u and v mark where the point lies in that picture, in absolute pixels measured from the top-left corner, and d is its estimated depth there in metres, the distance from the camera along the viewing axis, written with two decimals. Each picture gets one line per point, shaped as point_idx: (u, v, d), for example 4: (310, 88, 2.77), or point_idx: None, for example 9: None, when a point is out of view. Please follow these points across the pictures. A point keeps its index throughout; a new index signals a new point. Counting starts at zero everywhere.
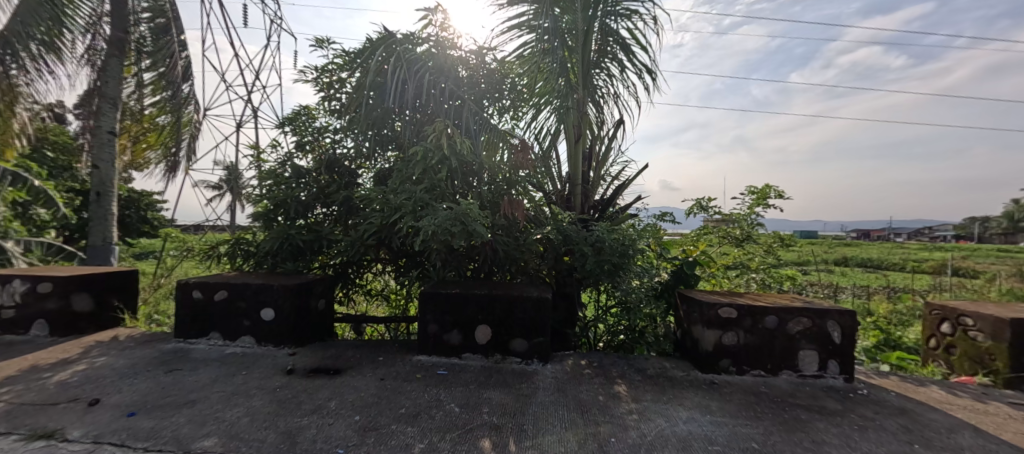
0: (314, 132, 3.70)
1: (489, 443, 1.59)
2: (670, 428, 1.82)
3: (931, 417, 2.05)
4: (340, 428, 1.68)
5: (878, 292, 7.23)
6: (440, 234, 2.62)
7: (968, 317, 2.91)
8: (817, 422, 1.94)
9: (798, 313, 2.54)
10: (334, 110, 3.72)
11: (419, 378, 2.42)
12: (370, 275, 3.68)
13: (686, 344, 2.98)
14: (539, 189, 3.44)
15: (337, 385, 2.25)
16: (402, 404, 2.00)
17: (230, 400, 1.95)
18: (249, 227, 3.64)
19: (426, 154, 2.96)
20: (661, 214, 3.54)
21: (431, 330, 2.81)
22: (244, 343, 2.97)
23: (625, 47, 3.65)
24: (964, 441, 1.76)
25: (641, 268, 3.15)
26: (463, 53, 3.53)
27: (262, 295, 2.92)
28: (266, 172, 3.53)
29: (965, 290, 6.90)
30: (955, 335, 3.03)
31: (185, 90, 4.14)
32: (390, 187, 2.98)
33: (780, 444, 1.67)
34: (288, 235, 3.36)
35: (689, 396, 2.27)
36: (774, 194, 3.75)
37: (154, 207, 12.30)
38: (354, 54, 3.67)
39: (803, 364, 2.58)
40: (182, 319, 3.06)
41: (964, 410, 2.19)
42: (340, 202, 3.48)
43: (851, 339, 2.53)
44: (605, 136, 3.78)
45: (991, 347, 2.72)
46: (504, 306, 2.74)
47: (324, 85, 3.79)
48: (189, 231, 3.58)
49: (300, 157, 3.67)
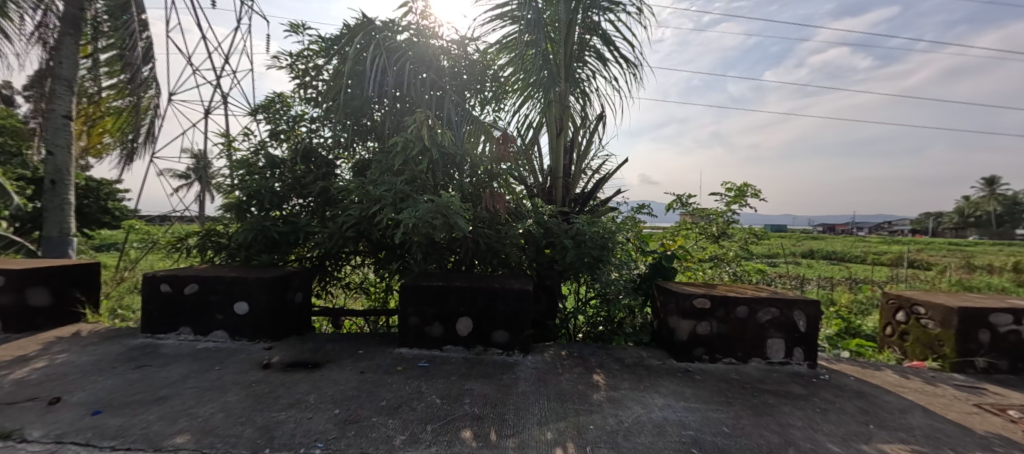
0: (289, 120, 3.59)
1: (470, 432, 1.62)
2: (647, 415, 1.89)
3: (886, 399, 2.21)
4: (320, 422, 1.66)
5: (841, 283, 7.65)
6: (422, 227, 2.60)
7: (920, 305, 3.13)
8: (783, 406, 2.06)
9: (767, 303, 2.68)
10: (310, 98, 3.60)
11: (401, 371, 2.41)
12: (348, 268, 3.62)
13: (662, 334, 3.08)
14: (520, 182, 3.47)
15: (316, 379, 2.22)
16: (383, 397, 1.99)
17: (204, 396, 1.90)
18: (220, 218, 3.50)
19: (407, 145, 2.90)
20: (639, 208, 3.62)
21: (413, 323, 2.81)
22: (217, 338, 2.88)
23: (608, 40, 3.68)
24: (915, 421, 1.91)
25: (620, 260, 3.22)
26: (444, 43, 3.48)
27: (237, 288, 2.84)
28: (238, 162, 3.42)
29: (920, 281, 7.36)
30: (909, 323, 3.26)
31: (146, 73, 3.89)
32: (370, 179, 2.94)
33: (748, 427, 1.76)
34: (263, 227, 3.26)
35: (665, 383, 2.36)
36: (750, 191, 3.88)
37: (114, 197, 11.48)
38: (330, 40, 3.56)
39: (771, 352, 2.72)
40: (150, 313, 2.94)
41: (916, 392, 2.36)
42: (317, 193, 3.38)
43: (815, 328, 2.68)
44: (588, 129, 3.81)
45: (940, 334, 2.93)
46: (485, 298, 2.75)
47: (299, 72, 3.66)
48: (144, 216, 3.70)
49: (274, 146, 3.56)
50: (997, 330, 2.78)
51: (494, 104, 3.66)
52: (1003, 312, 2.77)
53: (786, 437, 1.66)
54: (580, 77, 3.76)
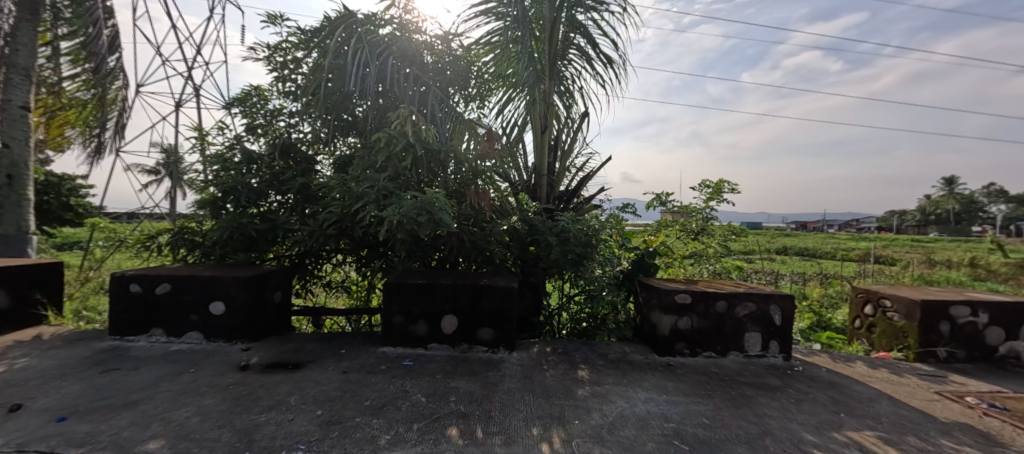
0: (267, 114, 3.48)
1: (456, 430, 1.62)
2: (630, 409, 1.93)
3: (855, 389, 2.32)
4: (302, 423, 1.63)
5: (812, 278, 7.97)
6: (406, 224, 2.57)
7: (887, 299, 3.30)
8: (760, 397, 2.13)
9: (744, 297, 2.77)
10: (288, 91, 3.50)
11: (385, 370, 2.39)
12: (330, 266, 3.54)
13: (645, 329, 3.14)
14: (505, 179, 3.46)
15: (297, 379, 2.17)
16: (368, 397, 1.97)
17: (178, 400, 1.83)
18: (193, 215, 3.37)
19: (391, 141, 2.86)
20: (623, 206, 3.66)
21: (397, 321, 2.78)
22: (192, 339, 2.78)
23: (592, 39, 3.71)
24: (881, 409, 2.01)
25: (603, 257, 3.26)
26: (428, 37, 3.43)
27: (213, 288, 2.74)
28: (212, 157, 3.30)
29: (885, 276, 7.73)
30: (876, 316, 3.42)
31: (112, 63, 3.70)
32: (352, 175, 2.88)
33: (727, 418, 1.82)
34: (240, 224, 3.15)
35: (648, 377, 2.42)
36: (727, 188, 3.99)
37: (77, 193, 10.91)
38: (310, 32, 3.46)
39: (748, 345, 2.81)
40: (119, 315, 2.81)
41: (882, 381, 2.49)
42: (296, 190, 3.29)
43: (790, 322, 2.79)
44: (572, 128, 3.83)
45: (904, 326, 3.10)
46: (470, 296, 2.74)
47: (277, 65, 3.55)
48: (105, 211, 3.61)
49: (251, 141, 3.45)
50: (956, 322, 2.95)
51: (479, 101, 3.64)
52: (961, 305, 2.95)
53: (762, 427, 1.73)
54: (564, 75, 3.77)
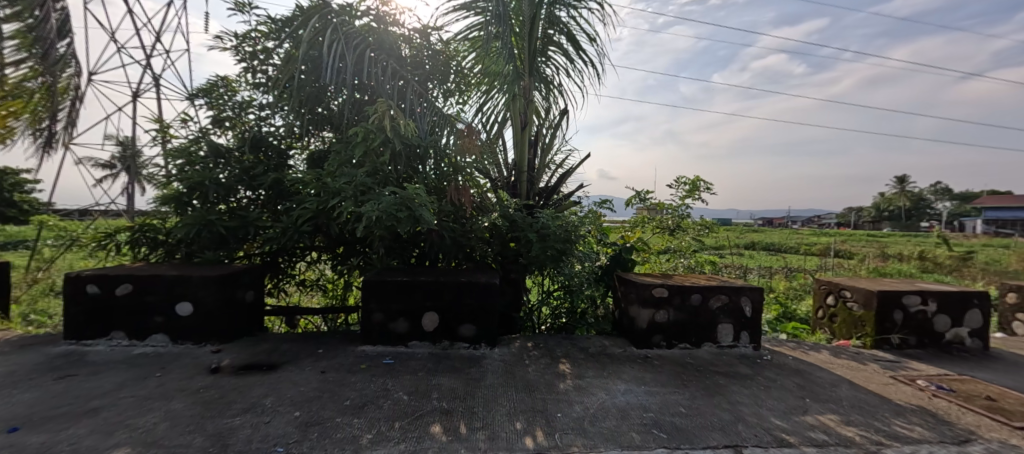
0: (235, 106, 3.32)
1: (439, 427, 1.61)
2: (611, 400, 1.97)
3: (819, 375, 2.46)
4: (279, 425, 1.58)
5: (778, 271, 8.37)
6: (386, 220, 2.52)
7: (846, 290, 3.51)
8: (732, 385, 2.23)
9: (717, 290, 2.88)
10: (258, 83, 3.35)
11: (365, 369, 2.34)
12: (304, 264, 3.43)
13: (624, 323, 3.21)
14: (485, 175, 3.44)
15: (273, 381, 2.10)
16: (347, 396, 1.93)
17: (144, 405, 1.74)
18: (156, 212, 3.19)
19: (368, 135, 2.79)
20: (601, 202, 3.73)
21: (376, 319, 2.73)
22: (157, 342, 2.64)
23: (571, 36, 3.73)
24: (843, 393, 2.14)
25: (583, 253, 3.31)
26: (406, 30, 3.36)
27: (179, 287, 2.61)
28: (176, 150, 3.12)
29: (844, 269, 8.20)
30: (837, 306, 3.63)
31: (63, 50, 3.44)
32: (328, 170, 2.80)
33: (703, 406, 1.90)
34: (209, 220, 2.99)
35: (627, 370, 2.48)
36: (703, 186, 4.12)
37: None
38: (281, 22, 3.33)
39: (721, 336, 2.93)
40: (75, 317, 2.62)
41: (842, 368, 2.65)
42: (268, 185, 3.16)
43: (759, 313, 2.92)
44: (551, 125, 3.85)
45: (862, 315, 3.30)
46: (452, 292, 2.73)
47: (246, 55, 3.40)
48: (55, 208, 3.35)
49: (217, 134, 3.29)
50: (908, 310, 3.18)
51: (458, 96, 3.60)
52: (912, 294, 3.17)
53: (735, 414, 1.81)
54: (544, 72, 3.78)
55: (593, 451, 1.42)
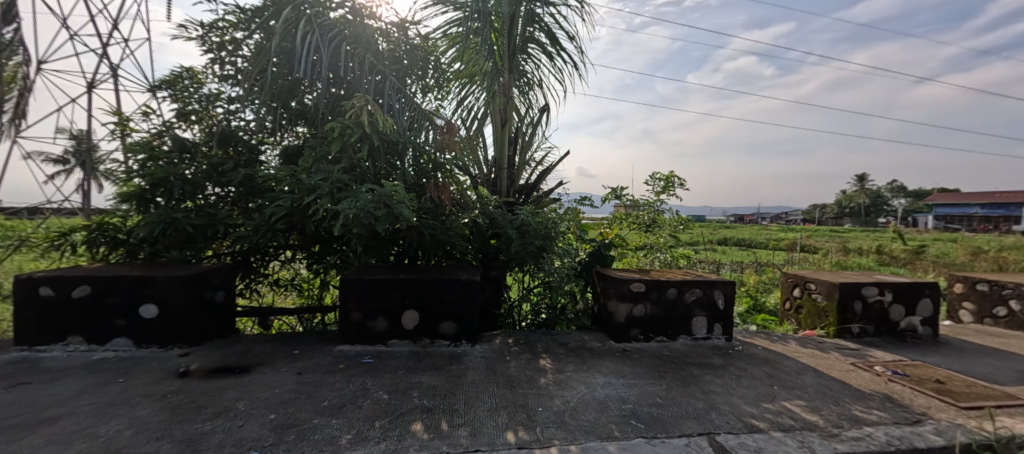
0: (201, 99, 3.17)
1: (420, 425, 1.60)
2: (590, 393, 2.02)
3: (786, 364, 2.59)
4: (254, 429, 1.54)
5: (749, 266, 8.72)
6: (363, 218, 2.48)
7: (811, 282, 3.70)
8: (706, 376, 2.32)
9: (691, 284, 2.98)
10: (227, 75, 3.22)
11: (343, 369, 2.30)
12: (278, 263, 3.33)
13: (603, 318, 3.27)
14: (465, 172, 3.43)
15: (246, 383, 2.03)
16: (325, 397, 1.89)
17: (105, 413, 1.65)
18: (115, 210, 3.00)
19: (345, 131, 2.73)
20: (580, 199, 3.78)
21: (354, 318, 2.68)
22: (119, 346, 2.51)
23: (551, 34, 3.75)
24: (807, 381, 2.26)
25: (562, 249, 3.34)
26: (383, 24, 3.29)
27: (143, 289, 2.48)
28: (137, 145, 2.95)
29: (809, 263, 8.61)
30: (802, 298, 3.83)
31: (8, 35, 3.19)
32: (302, 166, 2.72)
33: (678, 396, 1.97)
34: (175, 218, 2.86)
35: (606, 363, 2.53)
36: (676, 182, 4.24)
37: None
38: (251, 11, 3.19)
39: (695, 328, 3.03)
40: (26, 322, 2.46)
41: (807, 356, 2.80)
42: (239, 182, 3.04)
43: (731, 305, 3.04)
44: (531, 122, 3.86)
45: (826, 306, 3.49)
46: (432, 290, 2.71)
47: (213, 45, 3.25)
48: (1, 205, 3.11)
49: (183, 128, 3.13)
50: (866, 300, 3.38)
51: (437, 92, 3.57)
52: (870, 286, 3.37)
53: (708, 402, 1.89)
54: (524, 69, 3.79)
55: (574, 443, 1.45)
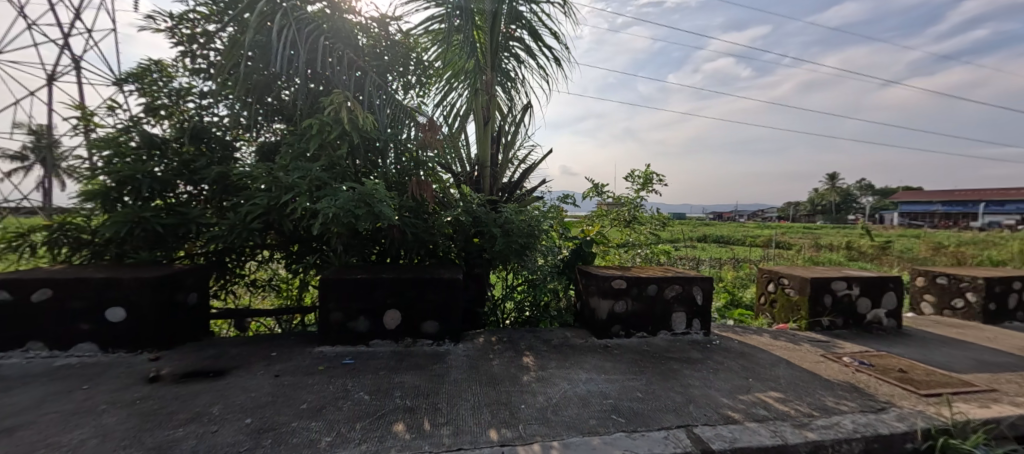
0: (171, 94, 3.04)
1: (402, 425, 1.60)
2: (572, 389, 2.04)
3: (760, 357, 2.68)
4: (229, 434, 1.50)
5: (727, 262, 8.96)
6: (343, 216, 2.44)
7: (784, 278, 3.83)
8: (685, 370, 2.38)
9: (671, 281, 3.05)
10: (198, 69, 3.10)
11: (323, 370, 2.26)
12: (254, 264, 3.24)
13: (585, 315, 3.31)
14: (448, 170, 3.40)
15: (221, 388, 1.98)
16: (305, 399, 1.86)
17: (69, 421, 1.58)
18: (78, 209, 2.85)
19: (324, 128, 2.67)
20: (563, 197, 3.81)
21: (334, 319, 2.64)
22: (83, 351, 2.40)
23: (533, 32, 3.75)
24: (780, 373, 2.35)
25: (546, 247, 3.35)
26: (363, 19, 3.23)
27: (109, 291, 2.38)
28: (102, 140, 2.81)
29: (783, 259, 8.92)
30: (776, 292, 3.97)
31: None
32: (279, 164, 2.65)
33: (657, 390, 2.01)
34: (144, 218, 2.74)
35: (588, 359, 2.57)
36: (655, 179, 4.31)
37: None
38: (224, 3, 3.08)
39: (674, 324, 3.11)
40: None
41: (781, 349, 2.90)
42: (212, 180, 2.94)
43: (709, 301, 3.13)
44: (514, 120, 3.86)
45: (798, 300, 3.63)
46: (414, 289, 2.69)
47: (183, 38, 3.12)
48: None
49: (151, 123, 3.01)
50: (836, 294, 3.53)
51: (419, 89, 3.53)
52: (839, 280, 3.52)
53: (686, 395, 1.94)
54: (506, 67, 3.78)
55: (556, 439, 1.47)
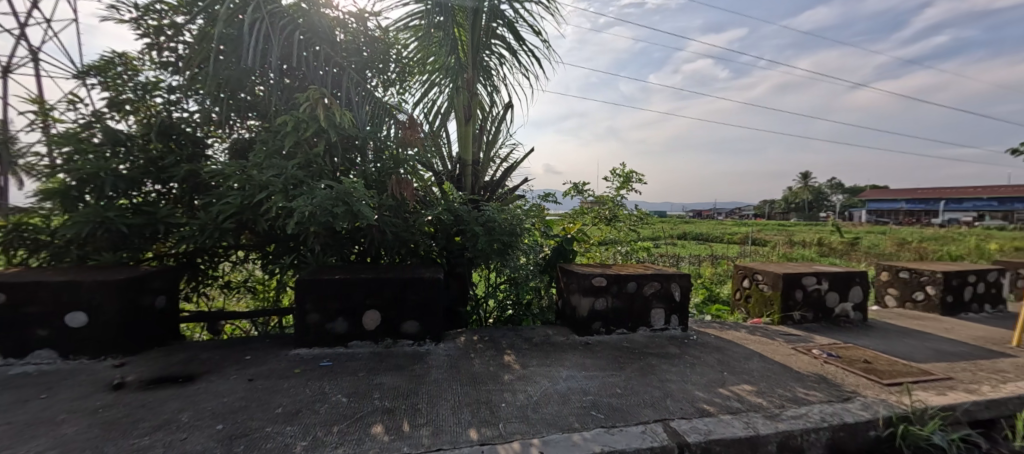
0: (137, 88, 2.91)
1: (380, 427, 1.58)
2: (552, 387, 2.06)
3: (735, 351, 2.77)
4: (198, 441, 1.45)
5: (705, 258, 9.18)
6: (320, 216, 2.39)
7: (758, 273, 3.96)
8: (663, 365, 2.43)
9: (650, 278, 3.11)
10: (166, 62, 2.97)
11: (299, 373, 2.22)
12: (228, 265, 3.14)
13: (567, 313, 3.34)
14: (429, 169, 3.37)
15: (191, 393, 1.91)
16: (280, 403, 1.82)
17: (23, 433, 1.50)
18: (36, 208, 2.66)
19: (299, 125, 2.60)
20: (545, 195, 3.83)
21: (312, 320, 2.59)
22: (42, 358, 2.29)
23: (515, 30, 3.75)
24: (753, 366, 2.43)
25: (528, 246, 3.34)
26: (340, 14, 3.16)
27: (69, 296, 2.26)
28: (61, 136, 2.67)
29: (759, 255, 9.20)
30: (751, 288, 4.09)
31: None
32: (253, 162, 2.58)
33: (635, 386, 2.05)
34: (108, 218, 2.58)
35: (569, 357, 2.60)
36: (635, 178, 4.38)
37: None
38: None
39: (653, 320, 3.17)
40: None
41: (754, 343, 3.00)
42: (182, 178, 2.84)
43: (687, 297, 3.20)
44: (496, 118, 3.85)
45: (771, 295, 3.75)
46: (394, 289, 2.66)
47: (149, 29, 2.98)
48: None
49: (115, 118, 2.87)
50: (806, 289, 3.67)
51: (399, 86, 3.49)
52: (809, 275, 3.66)
53: (663, 390, 1.98)
54: (488, 65, 3.76)
55: (535, 437, 1.48)
